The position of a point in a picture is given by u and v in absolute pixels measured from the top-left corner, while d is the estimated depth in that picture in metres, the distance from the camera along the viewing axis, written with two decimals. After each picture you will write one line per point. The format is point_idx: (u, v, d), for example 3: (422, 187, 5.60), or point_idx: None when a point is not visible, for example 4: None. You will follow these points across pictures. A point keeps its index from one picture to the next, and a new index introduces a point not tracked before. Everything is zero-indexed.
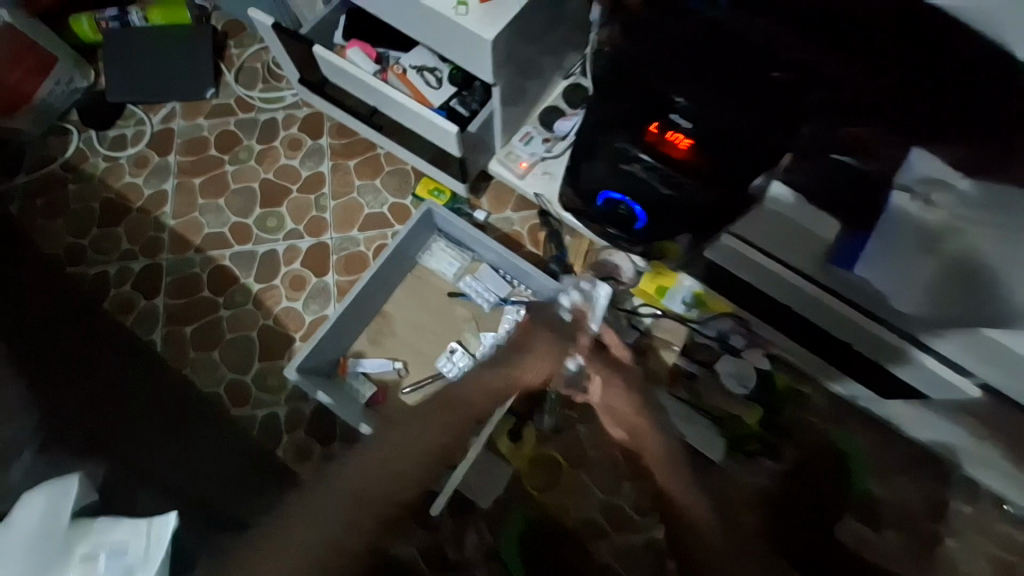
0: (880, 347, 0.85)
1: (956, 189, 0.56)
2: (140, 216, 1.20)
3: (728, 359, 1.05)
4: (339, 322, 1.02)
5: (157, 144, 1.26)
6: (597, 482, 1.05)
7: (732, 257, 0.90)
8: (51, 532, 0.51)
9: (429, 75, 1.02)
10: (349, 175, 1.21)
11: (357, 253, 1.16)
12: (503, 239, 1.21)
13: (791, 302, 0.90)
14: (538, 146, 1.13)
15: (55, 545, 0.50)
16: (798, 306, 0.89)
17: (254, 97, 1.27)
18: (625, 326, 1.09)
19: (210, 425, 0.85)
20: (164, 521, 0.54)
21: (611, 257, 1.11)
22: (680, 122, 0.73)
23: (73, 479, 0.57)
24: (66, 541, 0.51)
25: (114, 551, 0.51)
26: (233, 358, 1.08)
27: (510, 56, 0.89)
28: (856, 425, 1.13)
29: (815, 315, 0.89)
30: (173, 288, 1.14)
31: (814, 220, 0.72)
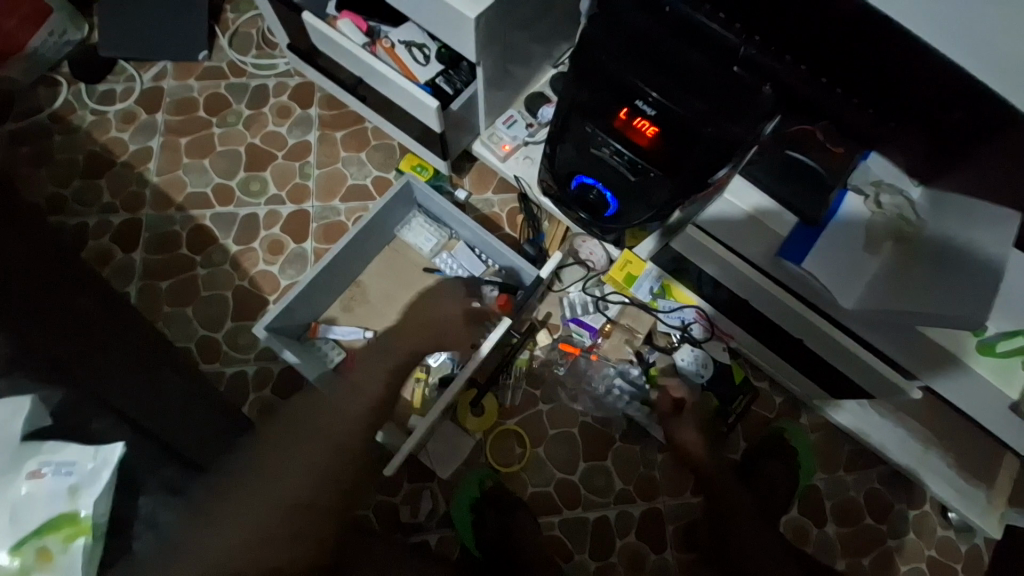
0: (833, 352, 0.85)
1: None
2: (124, 170, 1.21)
3: (688, 348, 1.06)
4: (312, 286, 1.04)
5: (146, 102, 1.27)
6: (554, 459, 1.08)
7: (692, 249, 0.90)
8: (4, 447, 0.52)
9: (417, 52, 1.04)
10: (335, 146, 1.23)
11: (337, 222, 1.18)
12: (482, 220, 1.23)
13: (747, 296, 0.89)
14: (521, 130, 1.15)
15: (6, 456, 0.52)
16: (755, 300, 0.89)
17: (247, 62, 1.28)
18: (592, 312, 1.10)
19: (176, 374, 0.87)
20: (112, 448, 0.55)
21: (584, 244, 1.12)
22: (646, 109, 0.75)
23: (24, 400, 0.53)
24: (15, 456, 0.52)
25: (61, 469, 0.52)
26: (207, 316, 1.10)
27: (495, 37, 0.91)
28: (806, 421, 1.18)
29: (770, 312, 0.88)
30: (152, 244, 1.15)
31: (772, 216, 0.74)
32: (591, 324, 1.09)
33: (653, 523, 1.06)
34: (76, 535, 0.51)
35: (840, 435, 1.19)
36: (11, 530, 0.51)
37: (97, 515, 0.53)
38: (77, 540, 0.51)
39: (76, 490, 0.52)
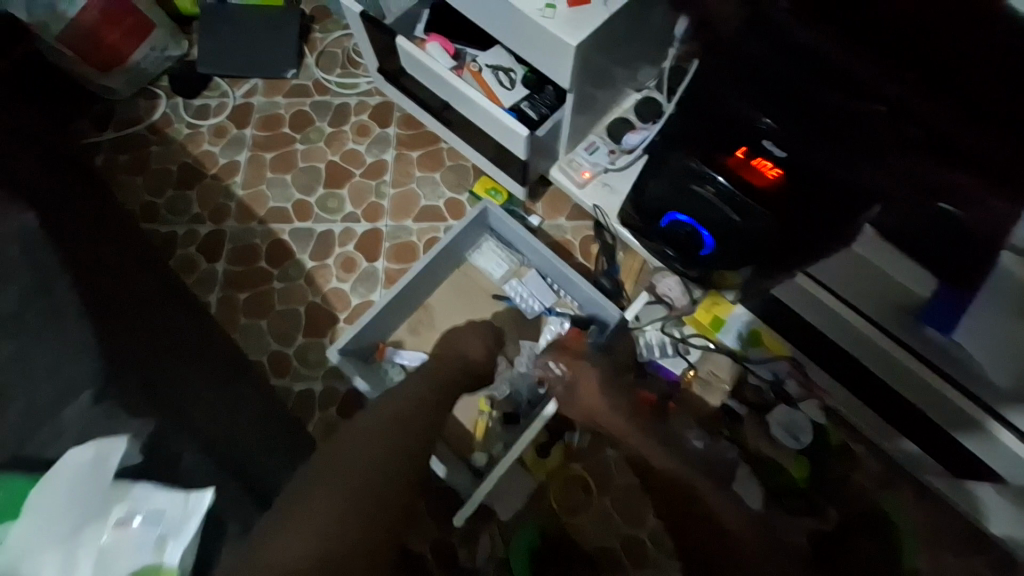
0: (966, 429, 0.76)
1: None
2: (212, 182, 1.26)
3: (781, 408, 0.98)
4: (385, 309, 1.03)
5: (236, 117, 1.32)
6: (620, 510, 1.01)
7: (801, 298, 0.85)
8: (99, 488, 0.55)
9: (503, 75, 1.02)
10: (410, 166, 1.23)
11: (409, 243, 1.17)
12: (553, 247, 1.18)
13: (861, 355, 0.83)
14: (603, 157, 1.11)
15: (98, 499, 0.55)
16: (869, 360, 0.82)
17: (331, 81, 1.31)
18: (671, 355, 1.05)
19: (250, 393, 0.88)
20: (201, 496, 0.58)
21: (664, 279, 1.05)
22: (774, 150, 0.69)
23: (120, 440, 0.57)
24: (105, 499, 0.55)
25: (150, 518, 0.55)
26: (279, 330, 1.12)
27: (589, 63, 0.87)
28: (910, 494, 1.04)
29: (889, 375, 0.81)
30: (232, 255, 1.18)
31: (907, 274, 0.66)
32: (670, 369, 1.05)
33: None
34: None
35: None
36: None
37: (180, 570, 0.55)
38: None
39: (162, 541, 0.55)
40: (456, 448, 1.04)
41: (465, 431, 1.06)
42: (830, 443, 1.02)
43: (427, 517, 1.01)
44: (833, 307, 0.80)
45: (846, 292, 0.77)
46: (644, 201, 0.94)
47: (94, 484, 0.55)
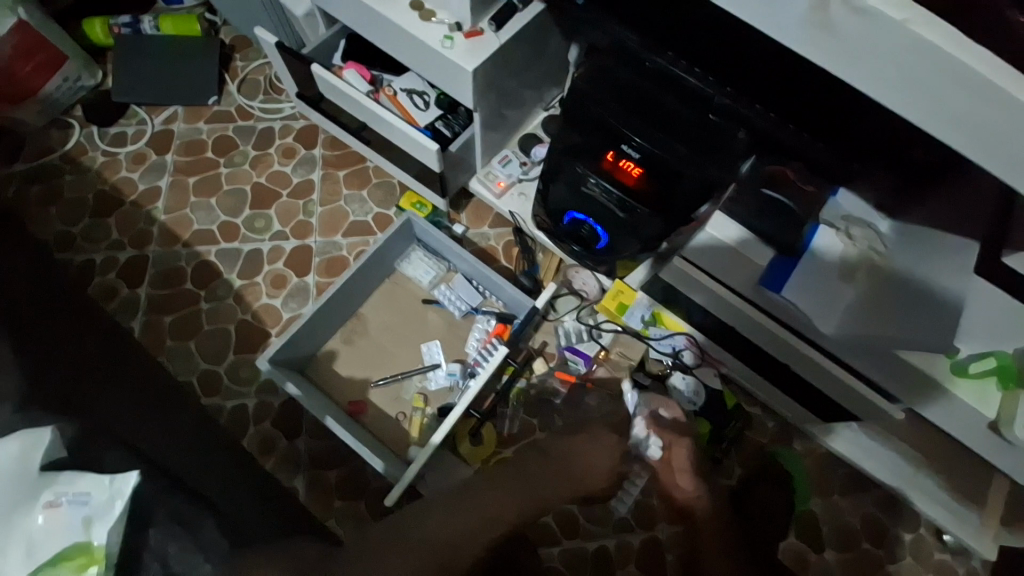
0: (811, 371, 0.89)
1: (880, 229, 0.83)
2: (132, 208, 1.26)
3: (679, 374, 1.09)
4: (314, 318, 1.07)
5: (157, 144, 1.33)
6: (553, 487, 1.09)
7: (684, 282, 0.94)
8: (22, 475, 0.55)
9: (418, 99, 1.12)
10: (337, 184, 1.29)
11: (339, 256, 1.22)
12: (479, 253, 1.28)
13: (746, 332, 0.93)
14: (516, 168, 1.22)
15: (25, 484, 0.54)
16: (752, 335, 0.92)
17: (254, 106, 1.36)
18: (586, 340, 1.14)
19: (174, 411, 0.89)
20: (124, 478, 0.56)
21: (579, 275, 1.18)
22: (631, 152, 0.84)
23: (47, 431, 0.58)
24: (36, 486, 0.54)
25: (78, 499, 0.54)
26: (206, 350, 1.12)
27: (489, 86, 0.99)
28: (799, 446, 1.21)
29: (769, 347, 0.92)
30: (157, 279, 1.18)
31: (753, 247, 0.79)
32: (586, 352, 1.12)
33: (653, 551, 1.07)
34: (89, 564, 0.52)
35: (832, 458, 1.22)
36: (26, 558, 0.52)
37: (111, 544, 0.53)
38: (89, 569, 0.52)
39: (90, 521, 0.54)
40: (394, 448, 1.08)
41: (401, 430, 1.10)
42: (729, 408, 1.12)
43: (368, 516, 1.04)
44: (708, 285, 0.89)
45: (716, 271, 0.87)
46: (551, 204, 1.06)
47: (17, 472, 0.55)
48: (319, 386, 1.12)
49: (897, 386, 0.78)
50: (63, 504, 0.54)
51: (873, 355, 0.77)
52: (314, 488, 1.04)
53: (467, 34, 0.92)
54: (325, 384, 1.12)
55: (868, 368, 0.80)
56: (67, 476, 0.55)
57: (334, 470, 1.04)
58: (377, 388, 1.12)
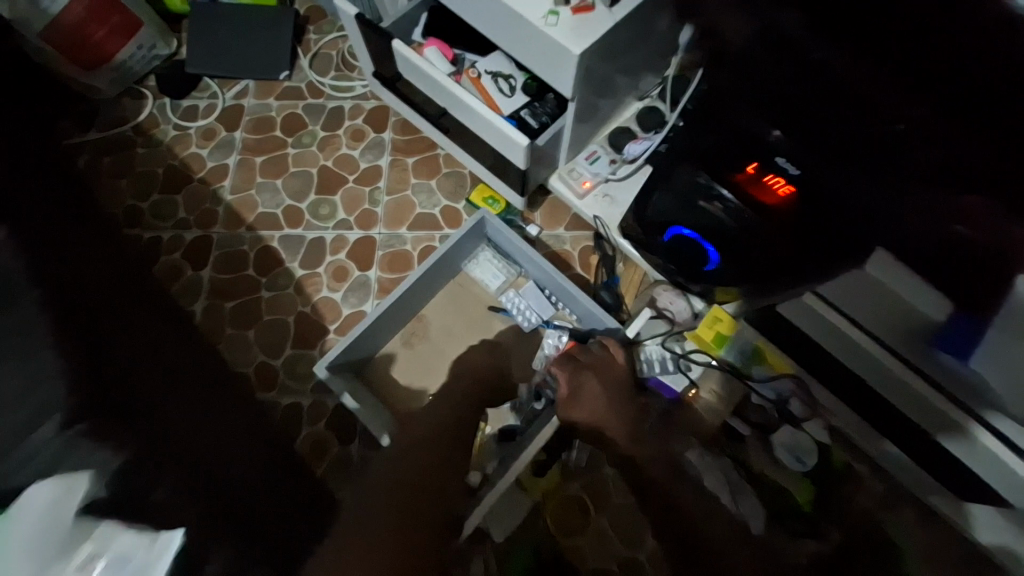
0: (974, 453, 0.71)
1: None
2: (200, 186, 1.22)
3: (786, 429, 0.96)
4: (377, 321, 0.99)
5: (226, 119, 1.28)
6: (617, 529, 0.99)
7: (809, 317, 0.80)
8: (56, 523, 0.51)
9: (503, 82, 0.99)
10: (406, 172, 1.19)
11: (403, 252, 1.13)
12: (552, 258, 1.15)
13: (885, 390, 0.78)
14: (604, 166, 1.08)
15: (56, 536, 0.50)
16: (894, 395, 0.77)
17: (325, 83, 1.28)
18: (672, 371, 1.00)
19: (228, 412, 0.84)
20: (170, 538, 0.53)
21: (665, 293, 1.05)
22: (787, 167, 0.65)
23: (85, 474, 0.55)
24: (69, 539, 0.51)
25: (116, 561, 0.50)
26: (263, 342, 1.08)
27: (591, 72, 0.85)
28: (913, 515, 1.00)
29: (910, 410, 0.76)
30: (219, 262, 1.14)
31: (926, 297, 0.61)
32: (672, 386, 0.99)
33: None
34: None
35: None
36: None
37: None
38: None
39: None
40: None
41: None
42: (835, 466, 0.99)
43: None
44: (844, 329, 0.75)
45: (860, 315, 0.72)
46: (647, 213, 0.92)
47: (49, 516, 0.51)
48: (374, 390, 1.05)
49: None
50: (97, 567, 0.50)
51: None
52: None
53: (574, 9, 0.78)
54: (381, 388, 1.05)
55: None
56: (103, 531, 0.52)
57: None
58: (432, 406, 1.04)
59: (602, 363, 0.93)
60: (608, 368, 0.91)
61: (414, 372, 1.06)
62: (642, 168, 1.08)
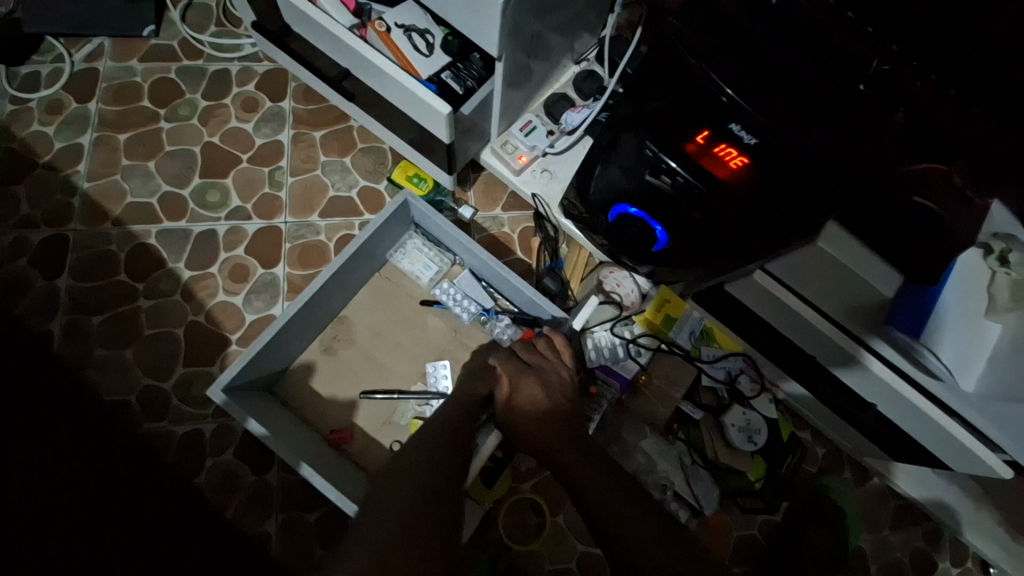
0: (907, 416, 0.66)
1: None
2: (47, 173, 0.98)
3: (738, 410, 0.91)
4: (286, 328, 0.83)
5: (75, 87, 1.02)
6: (575, 528, 0.93)
7: (757, 296, 0.74)
8: None
9: (418, 39, 0.84)
10: (313, 148, 1.02)
11: (316, 243, 0.97)
12: (489, 242, 1.04)
13: (827, 361, 0.71)
14: (541, 138, 0.96)
15: None
16: (838, 367, 0.70)
17: (204, 41, 1.05)
18: (622, 358, 0.92)
19: None
20: None
21: (612, 275, 0.96)
22: (743, 136, 0.55)
23: None
24: None
25: None
26: (147, 362, 0.89)
27: (520, 25, 0.73)
28: (851, 476, 1.02)
29: (865, 392, 0.70)
30: (81, 269, 0.92)
31: (874, 271, 0.63)
32: (622, 374, 0.92)
33: None
34: None
35: (885, 487, 1.03)
36: None
37: None
38: None
39: None
40: None
41: None
42: (785, 439, 0.93)
43: None
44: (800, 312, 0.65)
45: (816, 294, 0.65)
46: (590, 190, 0.83)
47: None
48: (289, 406, 0.91)
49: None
50: None
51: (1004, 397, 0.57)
52: (287, 535, 0.84)
53: None
54: (299, 403, 0.91)
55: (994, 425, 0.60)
56: None
57: (314, 512, 0.85)
58: (364, 403, 0.92)
59: (549, 362, 0.84)
60: (556, 364, 0.84)
61: (339, 381, 0.93)
62: (582, 140, 0.98)
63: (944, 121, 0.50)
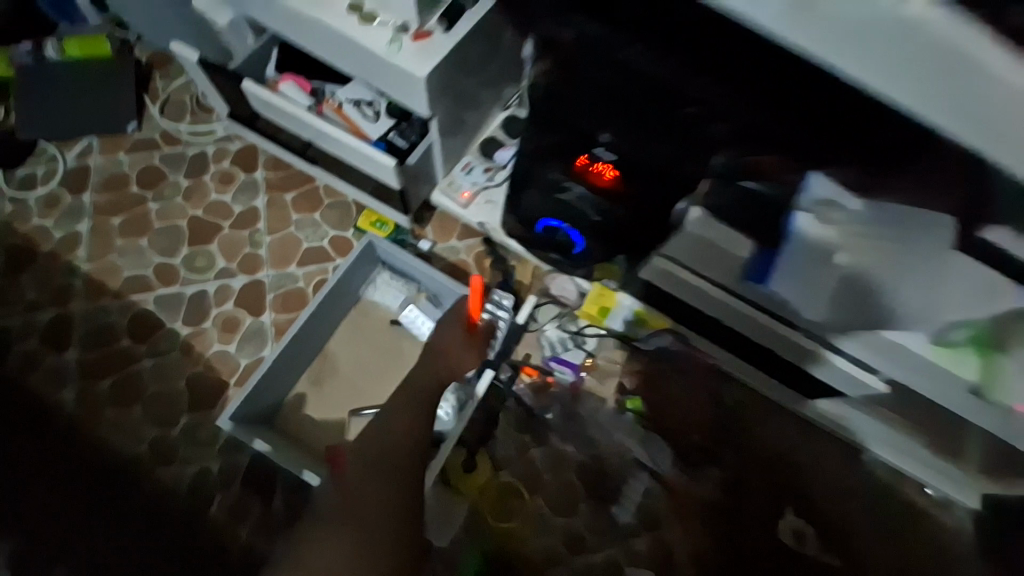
0: (807, 358, 0.86)
1: (846, 207, 0.74)
2: (49, 260, 1.11)
3: (669, 375, 1.09)
4: (275, 365, 0.96)
5: (70, 183, 1.17)
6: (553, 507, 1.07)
7: (663, 278, 0.91)
8: None
9: (366, 109, 1.02)
10: (286, 209, 1.17)
11: (296, 289, 1.11)
12: (449, 268, 1.20)
13: (730, 322, 0.91)
14: (480, 175, 1.15)
15: None
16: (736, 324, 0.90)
17: (181, 130, 1.22)
18: (570, 348, 1.10)
19: None
20: None
21: (557, 281, 1.13)
22: (605, 154, 0.81)
23: None
24: None
25: None
26: (153, 413, 1.00)
27: (443, 90, 0.91)
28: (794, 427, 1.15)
29: (766, 342, 0.90)
30: (87, 338, 1.04)
31: (733, 241, 0.77)
32: (572, 362, 1.09)
33: (661, 555, 1.09)
34: None
35: None
36: None
37: None
38: None
39: None
40: None
41: None
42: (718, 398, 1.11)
43: None
44: (723, 299, 0.85)
45: (705, 269, 0.84)
46: (522, 212, 0.99)
47: None
48: (287, 435, 1.02)
49: (887, 366, 0.76)
50: None
51: (886, 353, 0.74)
52: None
53: (414, 36, 0.83)
54: (295, 431, 1.03)
55: (861, 350, 0.78)
56: None
57: None
58: (353, 421, 1.04)
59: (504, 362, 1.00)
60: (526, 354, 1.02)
61: (328, 407, 1.05)
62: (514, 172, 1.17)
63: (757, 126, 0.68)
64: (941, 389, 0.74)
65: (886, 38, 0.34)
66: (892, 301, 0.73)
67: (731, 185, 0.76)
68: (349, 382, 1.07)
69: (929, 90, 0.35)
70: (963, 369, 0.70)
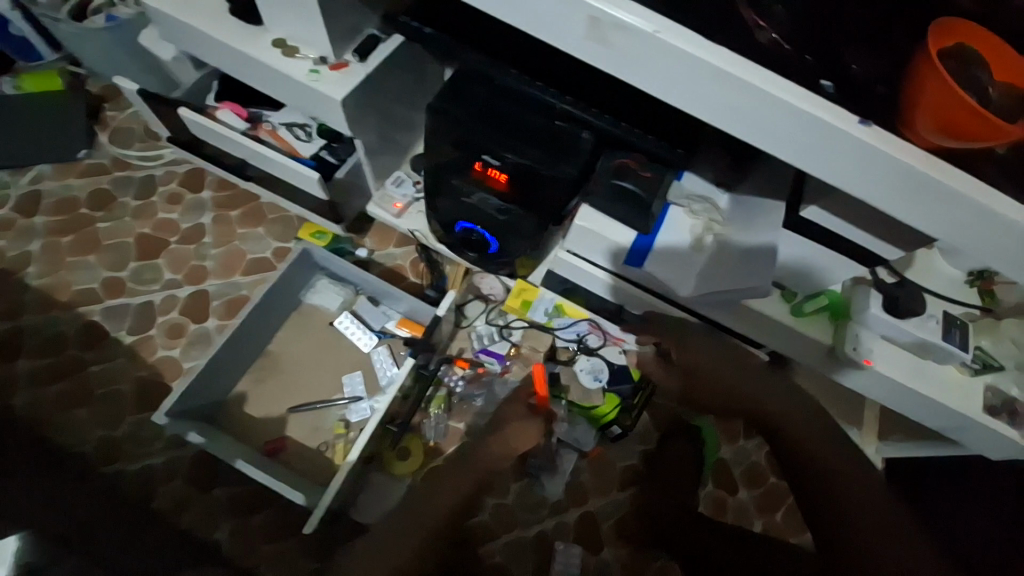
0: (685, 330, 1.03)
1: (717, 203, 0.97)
2: (0, 278, 1.17)
3: (584, 357, 1.17)
4: (216, 362, 1.05)
5: (20, 207, 1.24)
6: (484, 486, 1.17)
7: (566, 268, 1.07)
8: None
9: (299, 131, 1.13)
10: (231, 225, 1.26)
11: (240, 296, 1.19)
12: (387, 273, 1.31)
13: (624, 304, 1.09)
14: (410, 188, 1.24)
15: None
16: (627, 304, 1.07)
17: (130, 155, 1.30)
18: (498, 340, 1.22)
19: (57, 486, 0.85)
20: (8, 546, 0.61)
21: (483, 280, 1.26)
22: (492, 161, 0.92)
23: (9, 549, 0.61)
24: None
25: None
26: (103, 416, 1.07)
27: (364, 113, 1.02)
28: None
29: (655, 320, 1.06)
30: (37, 349, 1.11)
31: (613, 229, 0.96)
32: (498, 352, 1.21)
33: (587, 527, 1.17)
34: None
35: None
36: None
37: None
38: None
39: None
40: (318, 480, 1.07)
41: (323, 461, 1.09)
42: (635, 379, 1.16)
43: (299, 557, 1.02)
44: (609, 280, 1.03)
45: (593, 256, 1.02)
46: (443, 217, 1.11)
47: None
48: (231, 432, 1.09)
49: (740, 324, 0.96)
50: None
51: (736, 313, 0.94)
52: (237, 536, 1.01)
53: (332, 67, 0.96)
54: (239, 427, 1.10)
55: (720, 316, 0.97)
56: None
57: (259, 514, 1.02)
58: (293, 416, 1.12)
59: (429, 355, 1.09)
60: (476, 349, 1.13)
61: (271, 404, 1.13)
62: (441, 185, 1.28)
63: (614, 133, 0.82)
64: (799, 348, 0.93)
65: (643, 59, 0.52)
66: (743, 269, 0.85)
67: (609, 186, 0.91)
68: (290, 379, 1.15)
69: (686, 93, 0.53)
70: (820, 331, 0.89)
